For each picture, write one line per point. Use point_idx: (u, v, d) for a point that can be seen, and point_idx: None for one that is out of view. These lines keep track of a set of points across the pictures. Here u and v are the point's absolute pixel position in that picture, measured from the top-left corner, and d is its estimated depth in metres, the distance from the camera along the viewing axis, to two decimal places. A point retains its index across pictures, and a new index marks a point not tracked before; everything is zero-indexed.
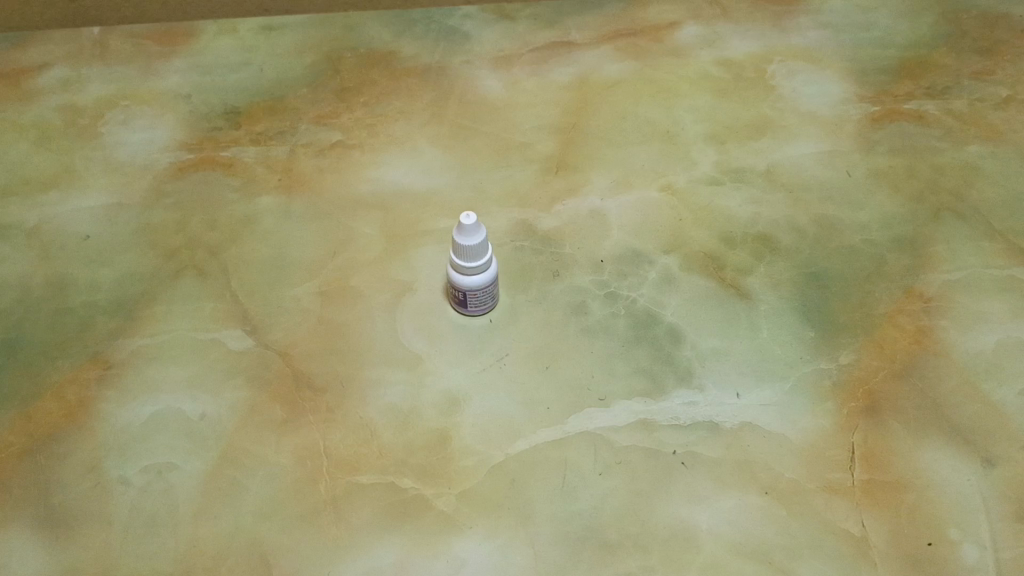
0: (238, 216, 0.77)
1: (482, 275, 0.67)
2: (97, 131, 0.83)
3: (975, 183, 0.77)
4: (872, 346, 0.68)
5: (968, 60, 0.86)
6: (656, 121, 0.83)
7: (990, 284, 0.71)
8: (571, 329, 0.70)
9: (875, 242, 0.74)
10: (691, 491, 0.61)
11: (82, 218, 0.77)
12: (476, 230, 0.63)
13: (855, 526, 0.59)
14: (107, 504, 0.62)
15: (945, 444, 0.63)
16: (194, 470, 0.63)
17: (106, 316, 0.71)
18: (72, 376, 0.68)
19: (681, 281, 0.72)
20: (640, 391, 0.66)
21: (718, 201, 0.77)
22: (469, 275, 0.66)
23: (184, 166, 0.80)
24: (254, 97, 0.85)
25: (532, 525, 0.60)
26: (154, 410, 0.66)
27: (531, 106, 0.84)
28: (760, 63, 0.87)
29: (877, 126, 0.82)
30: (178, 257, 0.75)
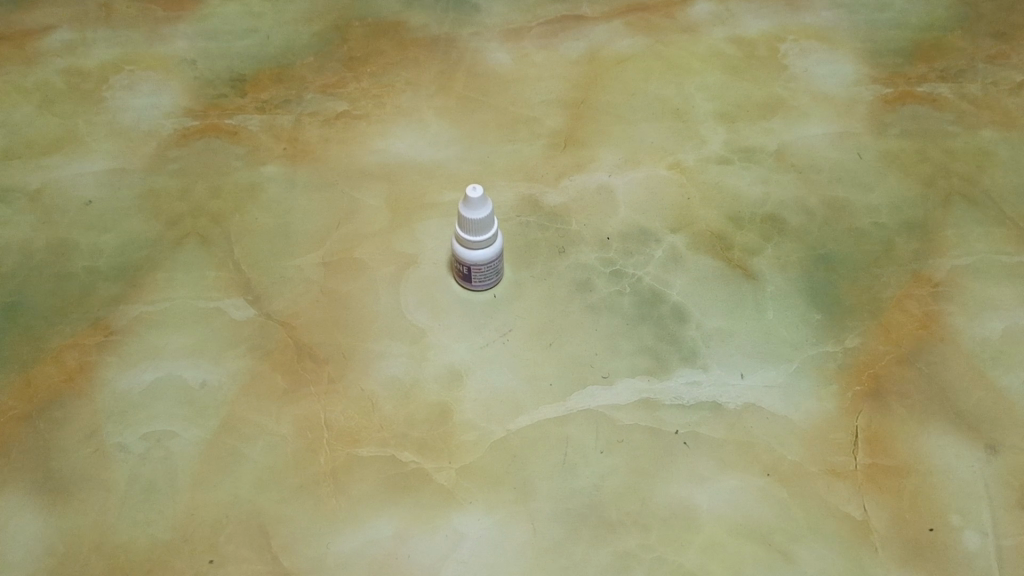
0: (242, 184, 0.77)
1: (487, 250, 0.66)
2: (101, 95, 0.82)
3: (987, 169, 0.77)
4: (879, 330, 0.67)
5: (983, 44, 0.85)
6: (666, 99, 0.82)
7: (999, 271, 0.70)
8: (576, 307, 0.69)
9: (884, 225, 0.73)
10: (692, 471, 0.61)
11: (85, 183, 0.77)
12: (482, 204, 0.63)
13: (856, 510, 0.59)
14: (106, 470, 0.62)
15: (950, 430, 0.62)
16: (194, 438, 0.63)
17: (107, 282, 0.71)
18: (72, 341, 0.67)
19: (688, 260, 0.71)
20: (644, 370, 0.66)
21: (727, 181, 0.76)
22: (474, 249, 0.66)
23: (189, 132, 0.80)
24: (260, 65, 0.84)
25: (532, 502, 0.60)
26: (155, 377, 0.66)
27: (540, 80, 0.83)
28: (773, 42, 0.86)
29: (889, 109, 0.81)
30: (180, 224, 0.74)
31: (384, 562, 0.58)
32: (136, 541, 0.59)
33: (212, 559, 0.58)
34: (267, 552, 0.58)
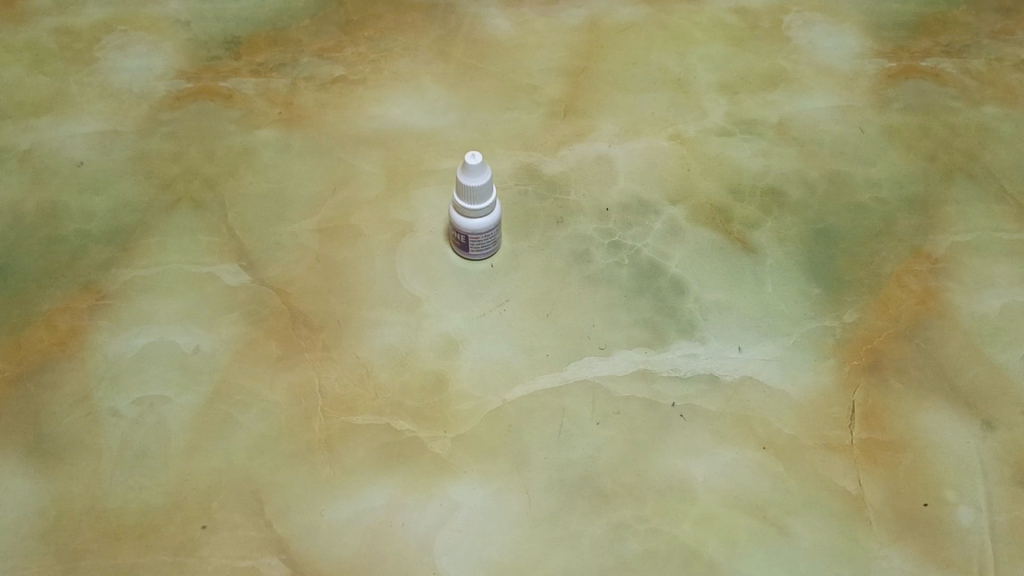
0: (237, 148, 0.75)
1: (484, 218, 0.66)
2: (92, 55, 0.81)
3: (989, 145, 0.76)
4: (877, 304, 0.67)
5: (988, 19, 0.84)
6: (668, 68, 0.81)
7: (999, 247, 0.70)
8: (574, 277, 0.69)
9: (884, 200, 0.73)
10: (689, 443, 0.61)
11: (76, 144, 0.75)
12: (481, 170, 0.62)
13: (852, 485, 0.59)
14: (98, 435, 0.61)
15: (946, 407, 0.62)
16: (187, 403, 0.62)
17: (98, 245, 0.70)
18: (63, 304, 0.66)
19: (686, 232, 0.71)
20: (641, 342, 0.65)
21: (727, 152, 0.76)
22: (472, 217, 0.65)
23: (182, 95, 0.78)
24: (255, 27, 0.83)
25: (527, 472, 0.60)
26: (147, 342, 0.65)
27: (540, 47, 0.82)
28: (777, 13, 0.85)
29: (892, 83, 0.80)
30: (173, 187, 0.73)
31: (378, 530, 0.58)
32: (129, 506, 0.59)
33: (205, 525, 0.58)
34: (260, 519, 0.58)
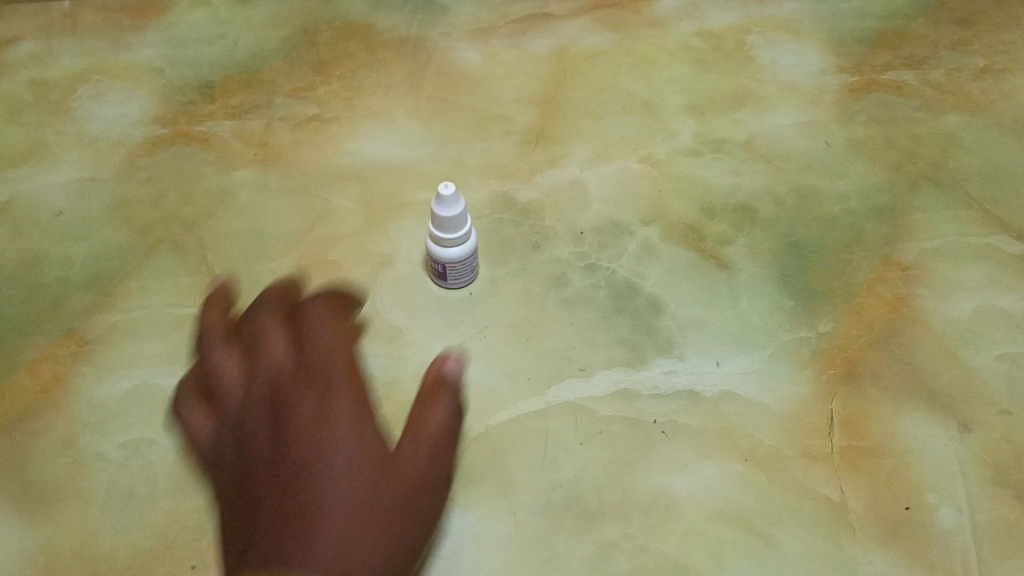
0: (214, 190, 0.76)
1: (461, 247, 0.66)
2: (68, 105, 0.83)
3: (953, 153, 0.78)
4: (850, 314, 0.68)
5: (945, 31, 0.87)
6: (636, 93, 0.83)
7: (967, 251, 0.71)
8: (552, 301, 0.70)
9: (853, 211, 0.74)
10: (672, 459, 0.61)
11: (55, 194, 0.76)
12: (455, 201, 0.63)
13: (833, 491, 0.60)
14: (85, 480, 0.61)
15: (923, 410, 0.63)
16: (172, 445, 0.63)
17: (80, 292, 0.70)
18: (46, 352, 0.67)
19: (661, 251, 0.72)
20: (620, 361, 0.66)
21: (697, 172, 0.77)
22: (447, 246, 0.66)
23: (158, 140, 0.80)
24: (229, 71, 0.85)
25: (514, 495, 0.60)
26: (131, 386, 0.65)
27: (510, 78, 0.84)
28: (740, 34, 0.87)
29: (855, 97, 0.82)
30: (153, 232, 0.74)
31: None
32: (117, 550, 0.59)
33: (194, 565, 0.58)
34: None
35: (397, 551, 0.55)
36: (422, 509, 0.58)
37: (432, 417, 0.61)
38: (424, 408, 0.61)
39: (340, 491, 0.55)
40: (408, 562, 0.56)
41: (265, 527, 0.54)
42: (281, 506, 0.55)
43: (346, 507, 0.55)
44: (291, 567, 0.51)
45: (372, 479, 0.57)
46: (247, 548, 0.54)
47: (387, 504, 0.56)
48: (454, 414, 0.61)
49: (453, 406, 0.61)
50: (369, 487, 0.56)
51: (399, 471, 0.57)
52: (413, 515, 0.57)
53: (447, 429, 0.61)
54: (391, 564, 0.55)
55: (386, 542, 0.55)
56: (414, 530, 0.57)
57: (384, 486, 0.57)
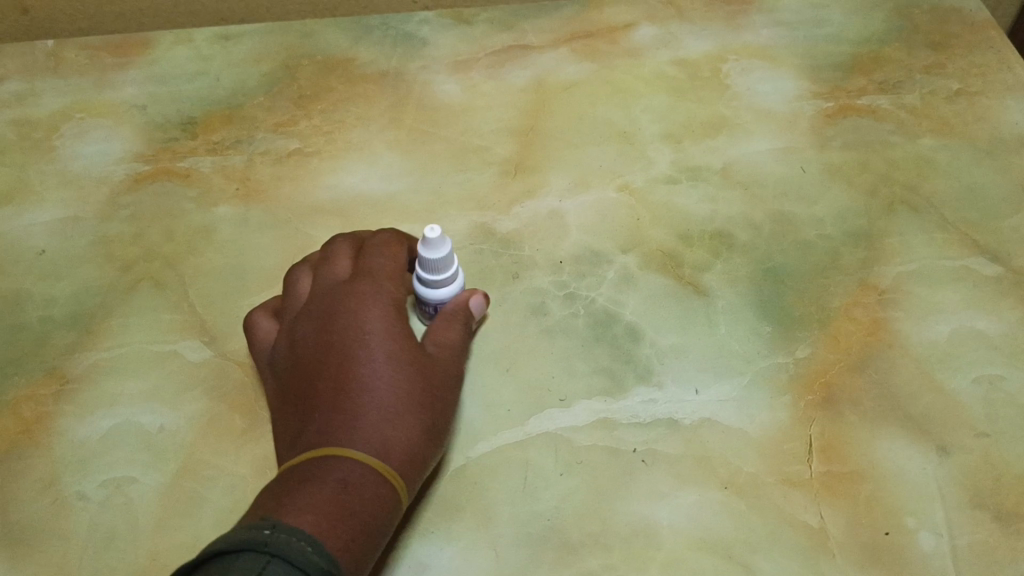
0: (195, 226, 0.77)
1: (450, 287, 0.66)
2: (52, 144, 0.84)
3: (928, 176, 0.78)
4: (827, 339, 0.68)
5: (918, 56, 0.88)
6: (613, 122, 0.84)
7: (943, 275, 0.72)
8: (531, 331, 0.70)
9: (829, 235, 0.75)
10: (652, 487, 0.61)
11: (38, 233, 0.77)
12: (442, 242, 0.63)
13: (813, 518, 0.60)
14: (66, 520, 0.61)
15: (902, 434, 0.63)
16: (153, 483, 0.63)
17: (61, 330, 0.70)
18: (28, 392, 0.67)
19: (639, 279, 0.73)
20: (600, 391, 0.66)
21: (674, 200, 0.78)
22: (437, 289, 0.65)
23: (140, 177, 0.81)
24: (211, 107, 0.86)
25: (494, 527, 0.60)
26: (112, 425, 0.65)
27: (489, 110, 0.85)
28: (715, 62, 0.89)
29: (830, 122, 0.83)
30: (135, 269, 0.74)
31: None
32: None
33: None
34: None
35: (430, 437, 0.57)
36: (448, 400, 0.61)
37: (450, 330, 0.64)
38: (444, 323, 0.65)
39: (383, 368, 0.57)
40: (437, 449, 0.58)
41: (314, 405, 0.57)
42: (328, 380, 0.57)
43: (390, 381, 0.57)
44: (335, 444, 0.54)
45: (407, 351, 0.59)
46: (300, 434, 0.56)
47: (422, 382, 0.59)
48: (468, 331, 0.66)
49: (467, 326, 0.66)
50: (408, 372, 0.58)
51: (428, 362, 0.60)
52: (444, 408, 0.60)
53: (463, 343, 0.65)
54: (424, 450, 0.57)
55: (423, 421, 0.57)
56: (443, 424, 0.59)
57: (419, 368, 0.59)
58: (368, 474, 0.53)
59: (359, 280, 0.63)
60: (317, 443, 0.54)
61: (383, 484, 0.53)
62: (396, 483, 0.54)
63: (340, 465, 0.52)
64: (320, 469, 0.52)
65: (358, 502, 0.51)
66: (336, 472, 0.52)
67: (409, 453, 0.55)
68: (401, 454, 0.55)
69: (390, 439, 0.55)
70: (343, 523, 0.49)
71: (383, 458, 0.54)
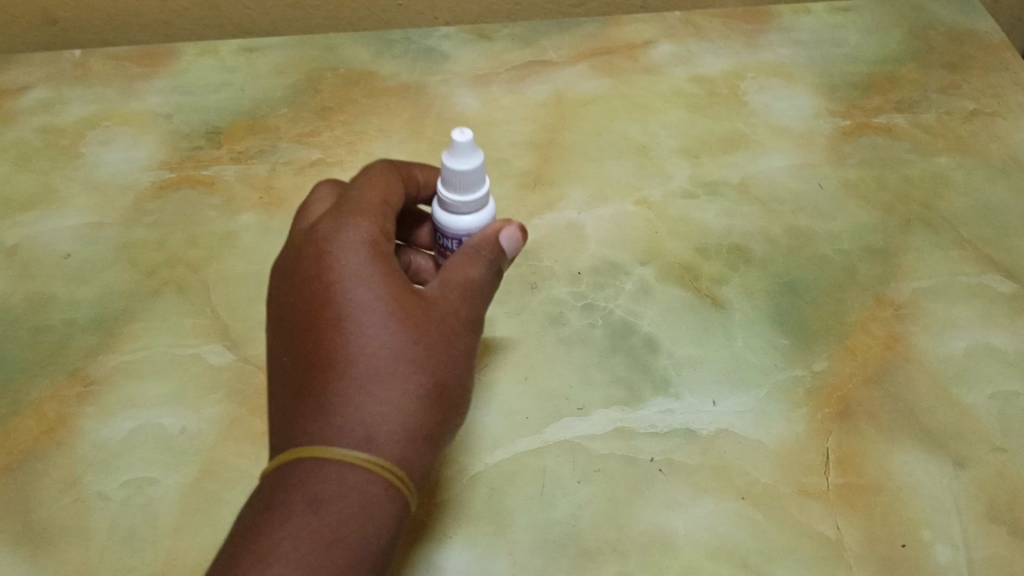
0: (218, 234, 0.78)
1: (476, 214, 0.57)
2: (78, 151, 0.85)
3: (944, 194, 0.79)
4: (844, 352, 0.69)
5: (934, 76, 0.89)
6: (632, 137, 0.85)
7: (958, 291, 0.72)
8: (549, 340, 0.71)
9: (846, 251, 0.75)
10: (669, 497, 0.62)
11: (63, 237, 0.78)
12: (470, 151, 0.53)
13: (830, 529, 0.60)
14: (87, 519, 0.61)
15: (918, 448, 0.63)
16: (173, 484, 0.63)
17: (85, 332, 0.71)
18: (51, 393, 0.68)
19: (657, 291, 0.73)
20: (618, 401, 0.67)
21: (692, 213, 0.78)
22: (462, 214, 0.56)
23: (165, 185, 0.82)
24: (235, 118, 0.87)
25: (511, 533, 0.60)
26: (134, 426, 0.66)
27: (509, 123, 0.86)
28: (733, 80, 0.90)
29: (847, 140, 0.84)
30: (158, 274, 0.75)
31: None
32: None
33: None
34: None
35: (434, 408, 0.50)
36: (462, 353, 0.53)
37: (468, 268, 0.54)
38: (462, 259, 0.55)
39: (371, 336, 0.50)
40: (450, 416, 0.52)
41: (297, 383, 0.50)
42: (316, 350, 0.50)
43: (378, 354, 0.50)
44: (320, 440, 0.48)
45: (403, 308, 0.51)
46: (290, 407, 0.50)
47: (422, 343, 0.51)
48: (494, 266, 0.55)
49: (494, 265, 0.55)
50: (403, 336, 0.50)
51: (434, 314, 0.52)
52: (454, 366, 0.52)
53: (487, 281, 0.55)
54: (425, 428, 0.50)
55: (421, 394, 0.50)
56: (454, 385, 0.52)
57: (420, 327, 0.51)
58: (354, 476, 0.47)
59: (349, 217, 0.53)
60: (299, 437, 0.49)
61: (374, 482, 0.48)
62: (391, 476, 0.48)
63: (325, 474, 0.47)
64: (300, 474, 0.48)
65: (341, 522, 0.46)
66: (316, 479, 0.47)
67: (409, 442, 0.49)
68: (397, 448, 0.49)
69: (376, 426, 0.48)
70: (320, 551, 0.46)
71: (373, 457, 0.48)
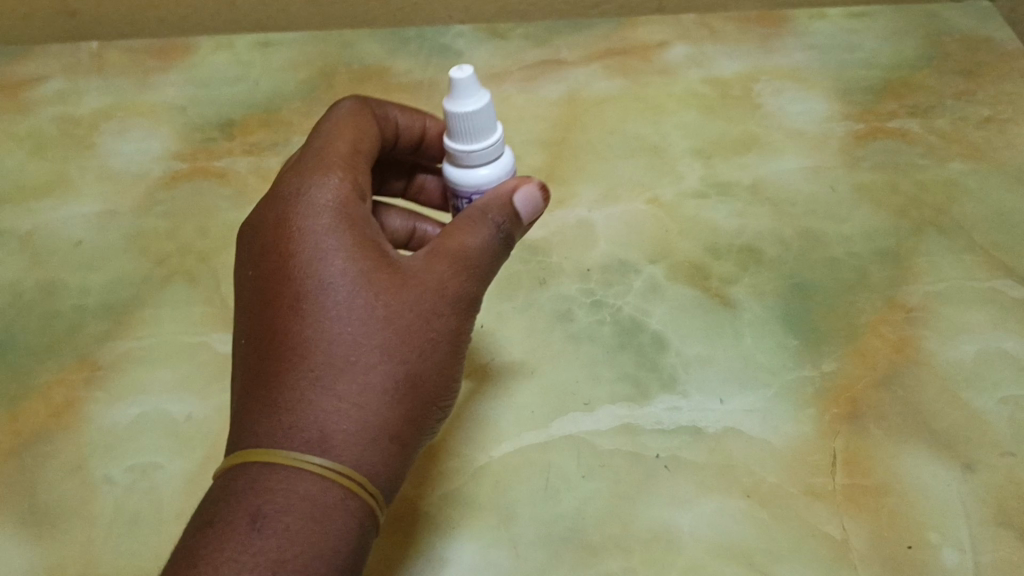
0: (230, 224, 0.78)
1: (489, 167, 0.55)
2: (92, 141, 0.86)
3: (958, 199, 0.79)
4: (854, 354, 0.68)
5: (949, 82, 0.88)
6: (644, 136, 0.85)
7: (970, 295, 0.72)
8: (557, 336, 0.71)
9: (858, 254, 0.75)
10: (674, 494, 0.61)
11: (75, 225, 0.79)
12: (472, 91, 0.51)
13: (836, 529, 0.59)
14: (92, 503, 0.61)
15: (927, 452, 0.63)
16: (179, 470, 0.63)
17: (95, 319, 0.72)
18: (60, 377, 0.68)
19: (667, 289, 0.73)
20: (624, 397, 0.66)
21: (703, 213, 0.78)
22: (474, 165, 0.54)
23: (177, 175, 0.82)
24: (249, 111, 0.88)
25: (514, 526, 0.60)
26: (142, 411, 0.66)
27: (521, 122, 0.86)
28: (747, 82, 0.90)
29: (860, 144, 0.83)
30: (168, 262, 0.76)
31: None
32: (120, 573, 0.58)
33: None
34: None
35: (402, 404, 0.48)
36: (438, 341, 0.50)
37: (461, 240, 0.52)
38: (455, 230, 0.52)
39: (336, 329, 0.48)
40: (420, 411, 0.50)
41: (264, 366, 0.48)
42: (285, 332, 0.48)
43: (343, 347, 0.48)
44: (284, 431, 0.46)
45: (373, 298, 0.49)
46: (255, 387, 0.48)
47: (391, 334, 0.49)
48: (502, 232, 0.53)
49: (496, 232, 0.53)
50: (371, 328, 0.48)
51: (408, 302, 0.49)
52: (426, 356, 0.50)
53: (483, 253, 0.52)
54: (393, 425, 0.48)
55: (388, 389, 0.48)
56: (427, 379, 0.50)
57: (390, 317, 0.49)
58: (309, 484, 0.45)
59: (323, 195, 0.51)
60: (255, 434, 0.47)
61: (332, 489, 0.45)
62: (350, 482, 0.46)
63: (286, 472, 0.45)
64: (253, 478, 0.45)
65: (299, 521, 0.44)
66: (269, 487, 0.45)
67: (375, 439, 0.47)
68: (362, 444, 0.47)
69: (335, 426, 0.46)
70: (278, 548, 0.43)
71: (336, 454, 0.46)
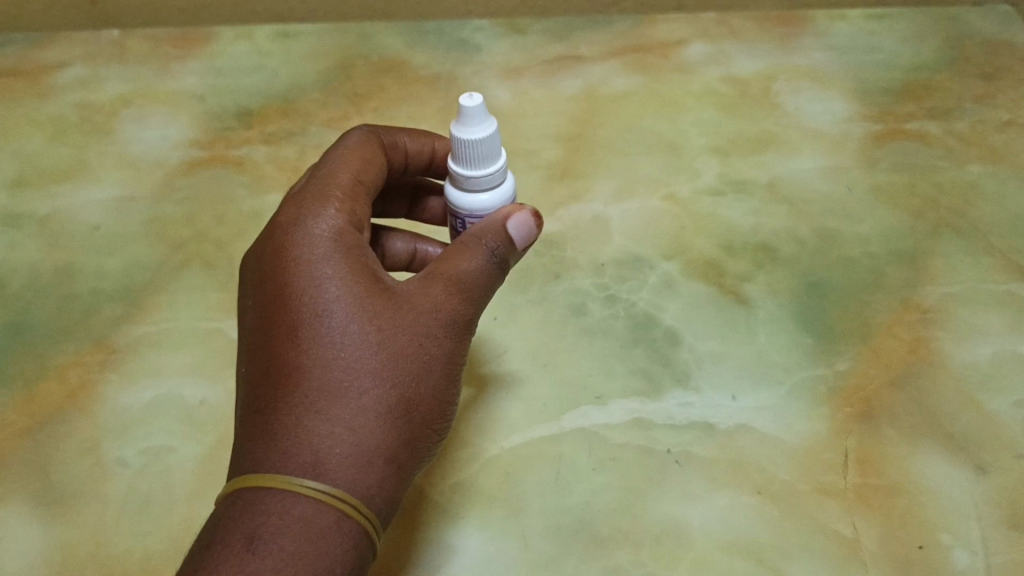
0: (246, 212, 0.78)
1: (489, 194, 0.55)
2: (112, 127, 0.86)
3: (975, 201, 0.78)
4: (868, 353, 0.68)
5: (968, 85, 0.88)
6: (661, 133, 0.85)
7: (986, 298, 0.71)
8: (570, 329, 0.71)
9: (873, 254, 0.75)
10: (684, 488, 0.61)
11: (94, 210, 0.79)
12: (479, 118, 0.51)
13: (846, 528, 0.59)
14: (105, 484, 0.62)
15: (939, 452, 0.63)
16: (191, 453, 0.63)
17: (111, 302, 0.72)
18: (75, 359, 0.68)
19: (681, 286, 0.73)
20: (636, 391, 0.66)
21: (719, 210, 0.78)
22: (474, 192, 0.54)
23: (195, 162, 0.83)
24: (267, 100, 0.88)
25: (524, 517, 0.60)
26: (156, 395, 0.66)
27: (539, 116, 0.86)
28: (765, 81, 0.90)
29: (878, 145, 0.83)
30: (184, 248, 0.76)
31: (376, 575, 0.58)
32: (131, 553, 0.58)
33: None
34: None
35: (396, 428, 0.48)
36: (433, 366, 0.50)
37: (457, 265, 0.51)
38: (451, 255, 0.52)
39: (331, 353, 0.47)
40: (417, 433, 0.49)
41: (258, 393, 0.48)
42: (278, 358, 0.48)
43: (338, 371, 0.47)
44: (278, 455, 0.45)
45: (368, 323, 0.48)
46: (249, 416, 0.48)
47: (386, 359, 0.48)
48: (495, 258, 0.52)
49: (492, 255, 0.52)
50: (365, 353, 0.48)
51: (404, 326, 0.49)
52: (421, 381, 0.49)
53: (480, 277, 0.52)
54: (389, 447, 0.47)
55: (381, 413, 0.47)
56: (422, 402, 0.49)
57: (384, 342, 0.48)
58: (304, 506, 0.44)
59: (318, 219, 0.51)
60: (249, 461, 0.46)
61: (327, 512, 0.44)
62: (347, 506, 0.45)
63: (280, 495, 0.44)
64: (246, 505, 0.44)
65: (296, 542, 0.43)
66: (264, 510, 0.44)
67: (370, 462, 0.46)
68: (358, 467, 0.46)
69: (329, 450, 0.45)
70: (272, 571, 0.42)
71: (331, 477, 0.45)
